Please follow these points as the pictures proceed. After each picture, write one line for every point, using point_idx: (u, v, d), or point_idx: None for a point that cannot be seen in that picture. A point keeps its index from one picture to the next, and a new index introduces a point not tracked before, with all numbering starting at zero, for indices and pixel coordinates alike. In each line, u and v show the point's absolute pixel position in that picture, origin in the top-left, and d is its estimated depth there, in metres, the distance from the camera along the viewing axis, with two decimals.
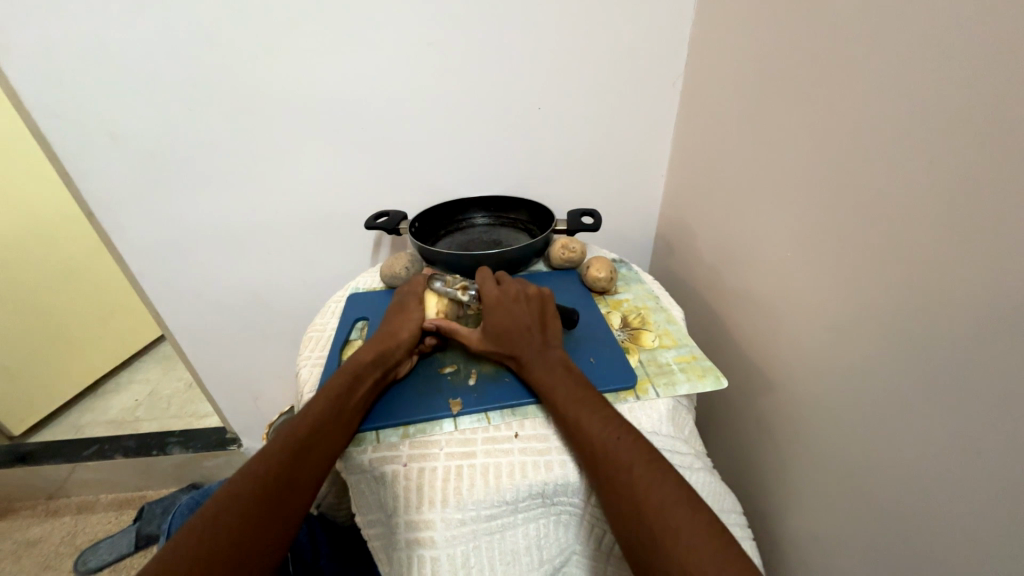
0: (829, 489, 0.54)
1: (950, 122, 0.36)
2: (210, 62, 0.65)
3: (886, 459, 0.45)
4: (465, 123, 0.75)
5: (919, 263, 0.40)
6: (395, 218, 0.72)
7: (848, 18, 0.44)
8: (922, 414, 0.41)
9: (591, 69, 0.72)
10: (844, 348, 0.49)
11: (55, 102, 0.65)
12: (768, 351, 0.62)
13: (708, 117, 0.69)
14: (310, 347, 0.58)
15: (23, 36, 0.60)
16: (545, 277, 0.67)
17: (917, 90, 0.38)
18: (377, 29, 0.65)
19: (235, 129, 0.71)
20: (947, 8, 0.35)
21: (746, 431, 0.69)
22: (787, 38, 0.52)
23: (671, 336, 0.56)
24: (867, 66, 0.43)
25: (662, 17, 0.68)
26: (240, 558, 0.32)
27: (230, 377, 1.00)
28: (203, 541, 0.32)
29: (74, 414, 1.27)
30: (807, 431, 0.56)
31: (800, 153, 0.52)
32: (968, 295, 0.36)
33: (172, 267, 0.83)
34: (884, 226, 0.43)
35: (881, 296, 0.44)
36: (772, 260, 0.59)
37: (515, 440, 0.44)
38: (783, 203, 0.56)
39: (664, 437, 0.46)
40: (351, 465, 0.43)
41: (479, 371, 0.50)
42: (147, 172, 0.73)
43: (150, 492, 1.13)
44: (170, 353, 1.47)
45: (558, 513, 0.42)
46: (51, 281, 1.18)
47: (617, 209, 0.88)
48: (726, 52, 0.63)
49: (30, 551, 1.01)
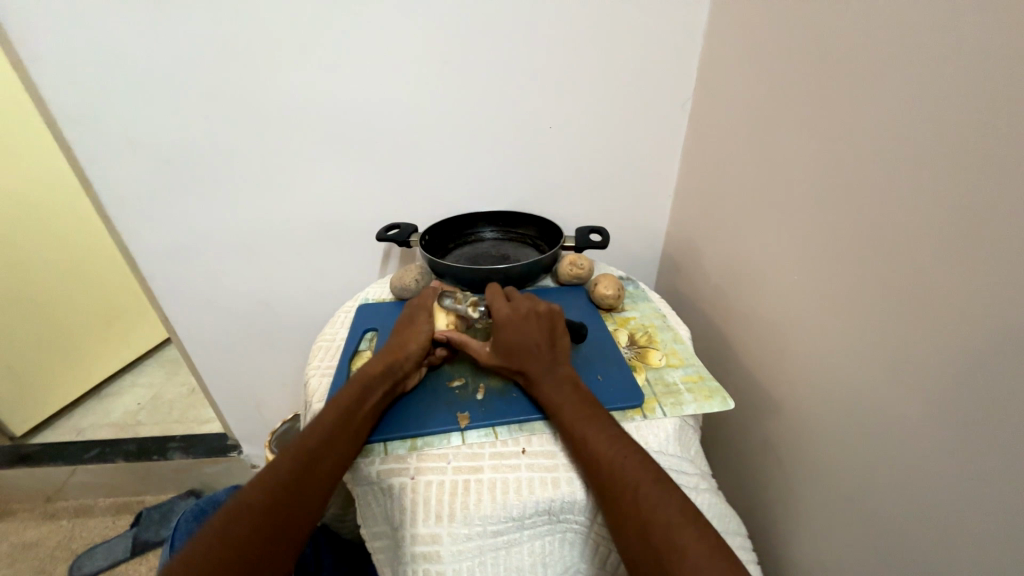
0: (835, 515, 0.53)
1: (957, 152, 0.37)
2: (231, 74, 0.67)
3: (892, 483, 0.45)
4: (477, 139, 0.76)
5: (925, 289, 0.40)
6: (406, 231, 0.74)
7: (855, 48, 0.45)
8: (929, 440, 0.41)
9: (600, 89, 0.73)
10: (850, 373, 0.49)
11: (80, 110, 0.67)
12: (773, 372, 0.62)
13: (715, 139, 0.71)
14: (319, 356, 0.59)
15: (54, 46, 0.62)
16: (552, 293, 0.68)
17: (925, 119, 0.39)
18: (392, 47, 0.68)
19: (251, 139, 0.73)
20: (954, 42, 0.37)
21: (751, 453, 0.69)
22: (795, 65, 0.53)
23: (677, 355, 0.56)
24: (874, 94, 0.44)
25: (670, 43, 0.71)
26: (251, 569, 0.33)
27: (234, 383, 1.01)
28: (216, 553, 0.32)
29: (76, 416, 1.27)
30: (812, 455, 0.56)
31: (806, 176, 0.53)
32: (972, 320, 0.37)
33: (183, 273, 0.85)
34: (891, 253, 0.43)
35: (888, 320, 0.44)
36: (778, 282, 0.60)
37: (522, 455, 0.44)
38: (789, 227, 0.57)
39: (670, 457, 0.46)
40: (359, 477, 0.43)
41: (487, 386, 0.51)
42: (164, 179, 0.75)
43: (148, 497, 1.12)
44: (175, 357, 1.48)
45: (564, 531, 0.42)
46: (62, 282, 1.19)
47: (625, 226, 0.89)
48: (734, 76, 0.65)
49: (26, 555, 1.00)
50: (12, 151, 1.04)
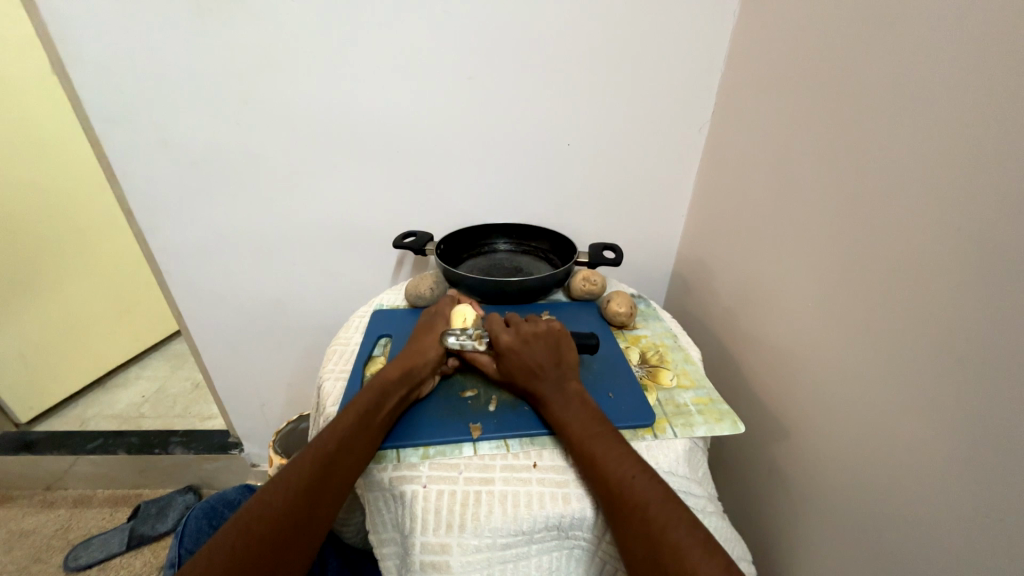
0: (840, 545, 0.53)
1: (974, 189, 0.38)
2: (261, 78, 0.69)
3: (902, 517, 0.45)
4: (497, 153, 0.78)
5: (939, 322, 0.41)
6: (422, 239, 0.75)
7: (875, 83, 0.46)
8: (939, 473, 0.41)
9: (620, 109, 0.75)
10: (859, 402, 0.49)
11: (115, 108, 0.69)
12: (780, 397, 0.63)
13: (730, 163, 0.72)
14: (334, 359, 0.59)
15: (95, 46, 0.65)
16: (564, 307, 0.68)
17: (943, 155, 0.40)
18: (421, 62, 0.69)
19: (276, 143, 0.74)
20: (973, 83, 0.37)
21: (757, 477, 0.69)
22: (812, 96, 0.55)
23: (688, 377, 0.56)
24: (891, 129, 0.45)
25: (691, 67, 0.72)
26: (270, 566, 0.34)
27: (241, 381, 1.01)
28: (238, 548, 0.34)
29: (79, 405, 1.27)
30: (818, 483, 0.56)
31: (820, 204, 0.54)
32: (986, 355, 0.37)
33: (200, 270, 0.86)
34: (905, 285, 0.44)
35: (900, 350, 0.44)
36: (789, 308, 0.60)
37: (533, 469, 0.44)
38: (800, 254, 0.57)
39: (679, 478, 0.46)
40: (371, 482, 0.44)
41: (499, 398, 0.51)
42: (189, 178, 0.76)
43: (146, 490, 1.12)
44: (181, 351, 1.49)
45: (571, 547, 0.42)
46: (77, 272, 1.21)
47: (637, 245, 0.89)
48: (752, 103, 0.66)
49: (21, 543, 1.00)
50: (35, 143, 1.06)
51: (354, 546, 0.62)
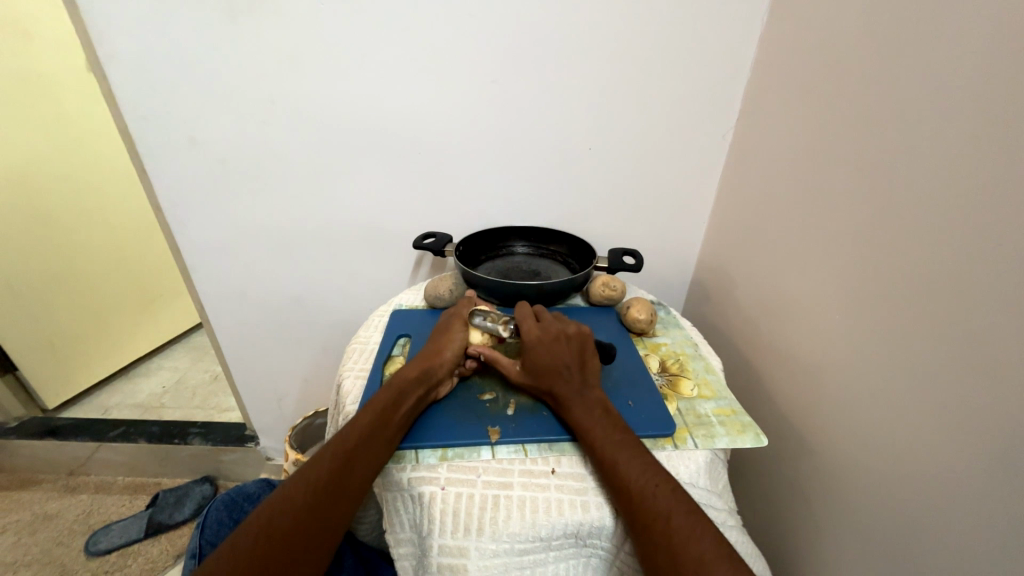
0: (861, 566, 0.51)
1: (1002, 202, 0.36)
2: (288, 78, 0.70)
3: (926, 539, 0.43)
4: (517, 154, 0.77)
5: (965, 338, 0.39)
6: (441, 241, 0.76)
7: (903, 89, 0.45)
8: (965, 495, 0.40)
9: (643, 113, 0.74)
10: (882, 420, 0.48)
11: (148, 107, 0.71)
12: (800, 411, 0.61)
13: (754, 169, 0.70)
14: (353, 358, 0.60)
15: (129, 45, 0.67)
16: (582, 312, 0.68)
17: (974, 166, 0.39)
18: (445, 62, 0.70)
19: (301, 141, 0.75)
20: (1003, 92, 0.36)
21: (777, 492, 0.67)
22: (839, 103, 0.53)
23: (710, 387, 0.55)
24: (920, 138, 0.43)
25: (715, 70, 0.71)
26: (291, 563, 0.35)
27: (260, 375, 1.03)
28: (262, 543, 0.35)
29: (103, 394, 1.30)
30: (839, 499, 0.54)
31: (846, 213, 0.52)
32: (1011, 375, 0.36)
33: (224, 265, 0.88)
34: (931, 301, 0.42)
35: (923, 365, 0.43)
36: (811, 320, 0.59)
37: (551, 475, 0.44)
38: (824, 266, 0.56)
39: (699, 489, 0.45)
40: (389, 482, 0.44)
41: (517, 402, 0.51)
42: (216, 175, 0.78)
43: (165, 479, 1.15)
44: (202, 344, 1.52)
45: (589, 555, 0.42)
46: (105, 263, 1.25)
47: (656, 250, 0.88)
48: (777, 109, 0.65)
49: (45, 525, 1.03)
50: (69, 139, 1.10)
51: (369, 543, 0.63)
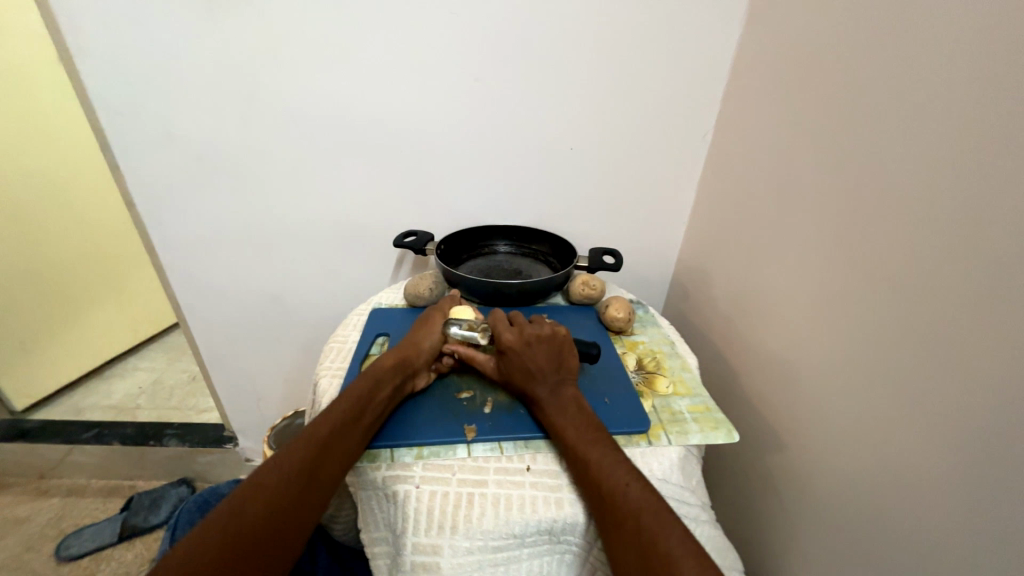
0: (832, 557, 0.53)
1: (974, 204, 0.38)
2: (269, 73, 0.69)
3: (895, 528, 0.45)
4: (500, 153, 0.78)
5: (935, 333, 0.41)
6: (422, 239, 0.75)
7: (879, 94, 0.46)
8: (934, 485, 0.41)
9: (625, 114, 0.75)
10: (854, 415, 0.49)
11: (120, 99, 0.69)
12: (775, 407, 0.63)
13: (733, 171, 0.72)
14: (330, 357, 0.59)
15: (104, 38, 0.65)
16: (563, 311, 0.68)
17: (946, 169, 0.40)
18: (428, 60, 0.69)
19: (280, 138, 0.74)
20: (976, 98, 0.38)
21: (752, 487, 0.68)
22: (816, 107, 0.55)
23: (685, 384, 0.56)
24: (895, 141, 0.45)
25: (696, 73, 0.72)
26: (260, 547, 0.35)
27: (238, 375, 1.01)
28: (231, 522, 0.35)
29: (74, 395, 1.26)
30: (812, 492, 0.56)
31: (822, 214, 0.54)
32: (979, 368, 0.38)
33: (200, 263, 0.86)
34: (904, 299, 0.44)
35: (895, 362, 0.45)
36: (786, 319, 0.60)
37: (526, 473, 0.44)
38: (800, 266, 0.57)
39: (672, 485, 0.46)
40: (363, 481, 0.44)
41: (494, 401, 0.51)
42: (193, 170, 0.76)
43: (140, 482, 1.12)
44: (179, 343, 1.49)
45: (562, 552, 0.42)
46: (79, 261, 1.22)
47: (638, 250, 0.89)
48: (756, 112, 0.66)
49: (14, 531, 0.99)
50: (41, 132, 1.07)
51: (345, 544, 0.63)
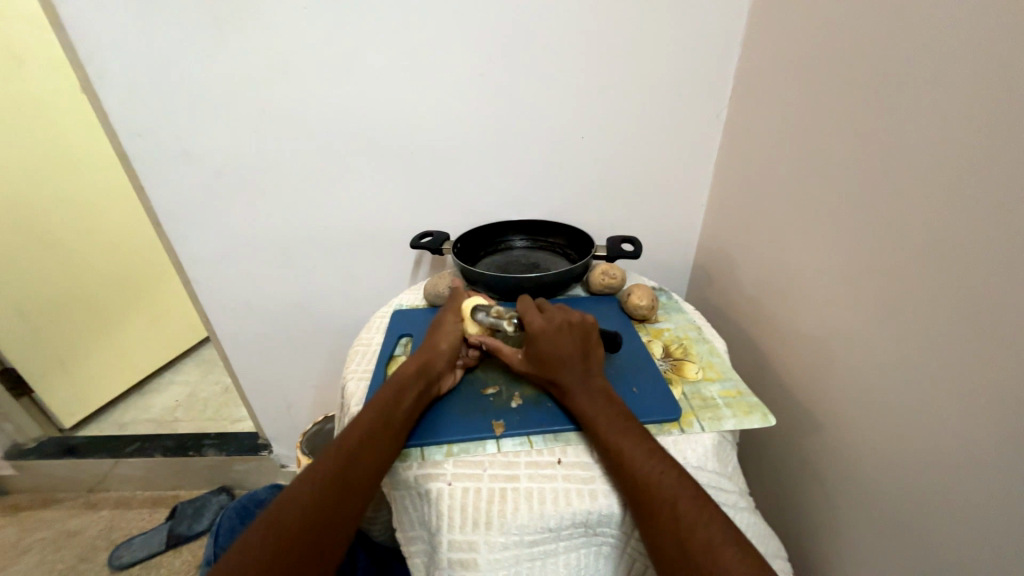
0: (877, 540, 0.51)
1: (1000, 161, 0.36)
2: (278, 83, 0.70)
3: (942, 508, 0.43)
4: (509, 147, 0.77)
5: (968, 301, 0.39)
6: (438, 239, 0.75)
7: (895, 55, 0.44)
8: (978, 461, 0.39)
9: (634, 97, 0.73)
10: (890, 392, 0.47)
11: (140, 122, 0.72)
12: (808, 389, 0.61)
13: (749, 147, 0.69)
14: (356, 360, 0.60)
15: (121, 64, 0.67)
16: (583, 302, 0.68)
17: (969, 127, 0.38)
18: (433, 58, 0.69)
19: (294, 147, 0.75)
20: (995, 49, 0.35)
21: (789, 472, 0.66)
22: (831, 74, 0.52)
23: (715, 369, 0.55)
24: (913, 103, 0.43)
25: (703, 50, 0.70)
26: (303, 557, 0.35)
27: (269, 383, 1.03)
28: (270, 534, 0.35)
29: (117, 410, 1.32)
30: (851, 474, 0.54)
31: (844, 186, 0.51)
32: (1018, 334, 0.35)
33: (226, 276, 0.88)
34: (933, 267, 0.42)
35: (930, 335, 0.43)
36: (814, 297, 0.58)
37: (558, 465, 0.44)
38: (825, 241, 0.55)
39: (708, 473, 0.45)
40: (397, 480, 0.44)
41: (521, 395, 0.51)
42: (215, 186, 0.78)
43: (182, 491, 1.16)
44: (212, 356, 1.53)
45: (599, 544, 0.42)
46: (110, 283, 1.27)
47: (657, 236, 0.88)
48: (769, 85, 0.64)
49: (69, 542, 1.04)
50: (66, 161, 1.11)
51: (383, 543, 0.64)
